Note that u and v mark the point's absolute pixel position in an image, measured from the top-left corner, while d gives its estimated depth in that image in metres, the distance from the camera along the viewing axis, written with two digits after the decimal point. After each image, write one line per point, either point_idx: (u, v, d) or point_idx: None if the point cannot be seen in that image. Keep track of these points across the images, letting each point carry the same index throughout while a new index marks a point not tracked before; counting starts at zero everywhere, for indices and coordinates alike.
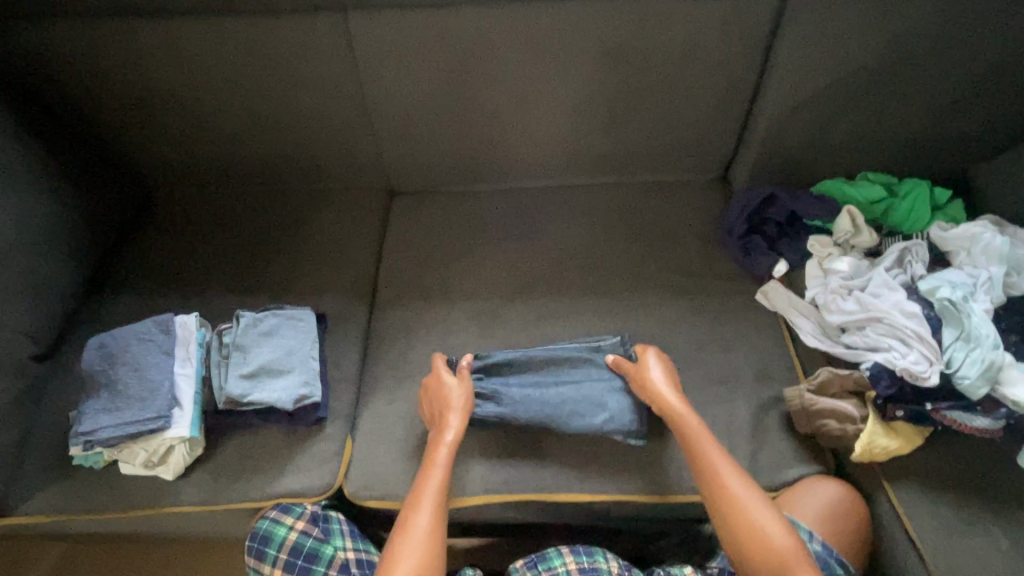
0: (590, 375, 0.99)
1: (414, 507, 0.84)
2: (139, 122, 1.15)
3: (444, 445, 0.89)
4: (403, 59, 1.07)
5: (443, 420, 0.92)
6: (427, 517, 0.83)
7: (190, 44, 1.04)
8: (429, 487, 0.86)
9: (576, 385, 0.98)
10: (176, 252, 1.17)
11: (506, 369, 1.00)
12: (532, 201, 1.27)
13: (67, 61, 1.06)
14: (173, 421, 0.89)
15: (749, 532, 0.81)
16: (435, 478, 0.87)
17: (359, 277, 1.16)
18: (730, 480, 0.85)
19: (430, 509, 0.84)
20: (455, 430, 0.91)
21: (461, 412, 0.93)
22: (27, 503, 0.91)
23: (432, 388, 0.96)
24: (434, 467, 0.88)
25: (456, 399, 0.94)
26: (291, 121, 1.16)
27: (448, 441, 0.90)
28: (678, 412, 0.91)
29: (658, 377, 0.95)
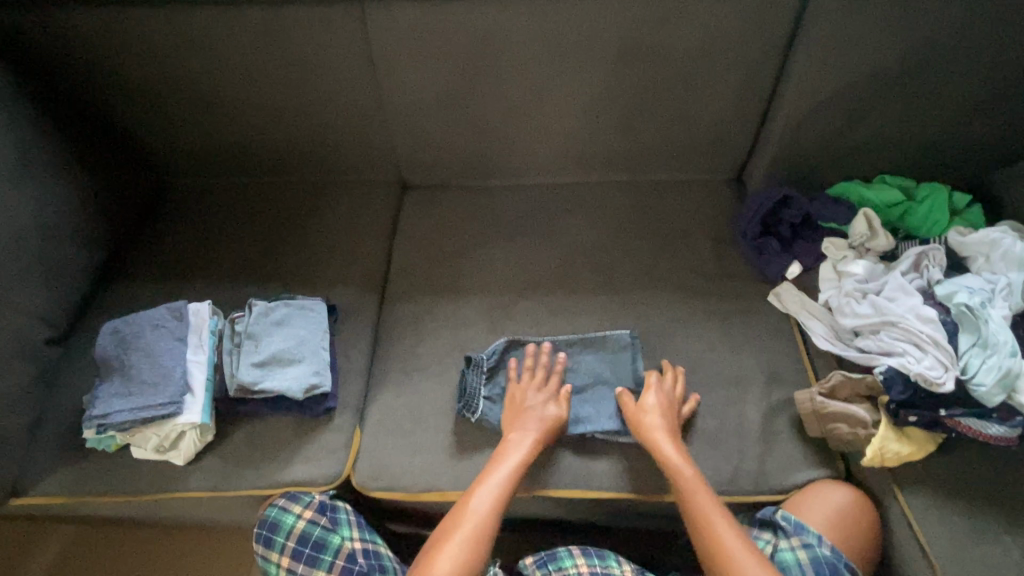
0: (591, 369, 1.03)
1: (473, 493, 0.86)
2: (155, 111, 1.16)
3: (513, 454, 0.90)
4: (419, 52, 1.07)
5: (522, 427, 0.92)
6: (484, 505, 0.85)
7: (209, 34, 1.04)
8: (487, 487, 0.87)
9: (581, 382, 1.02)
10: (190, 241, 1.18)
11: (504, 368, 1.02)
12: (543, 197, 1.26)
13: (89, 50, 1.07)
14: (184, 407, 0.90)
15: (725, 565, 0.81)
16: (494, 484, 0.87)
17: (370, 269, 1.16)
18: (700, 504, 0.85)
19: (487, 498, 0.85)
20: (530, 440, 0.91)
21: (542, 424, 0.93)
22: (41, 484, 0.92)
23: (520, 396, 0.96)
24: (497, 471, 0.88)
25: (545, 411, 0.94)
26: (306, 112, 1.16)
27: (518, 451, 0.90)
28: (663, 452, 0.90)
29: (645, 420, 0.93)
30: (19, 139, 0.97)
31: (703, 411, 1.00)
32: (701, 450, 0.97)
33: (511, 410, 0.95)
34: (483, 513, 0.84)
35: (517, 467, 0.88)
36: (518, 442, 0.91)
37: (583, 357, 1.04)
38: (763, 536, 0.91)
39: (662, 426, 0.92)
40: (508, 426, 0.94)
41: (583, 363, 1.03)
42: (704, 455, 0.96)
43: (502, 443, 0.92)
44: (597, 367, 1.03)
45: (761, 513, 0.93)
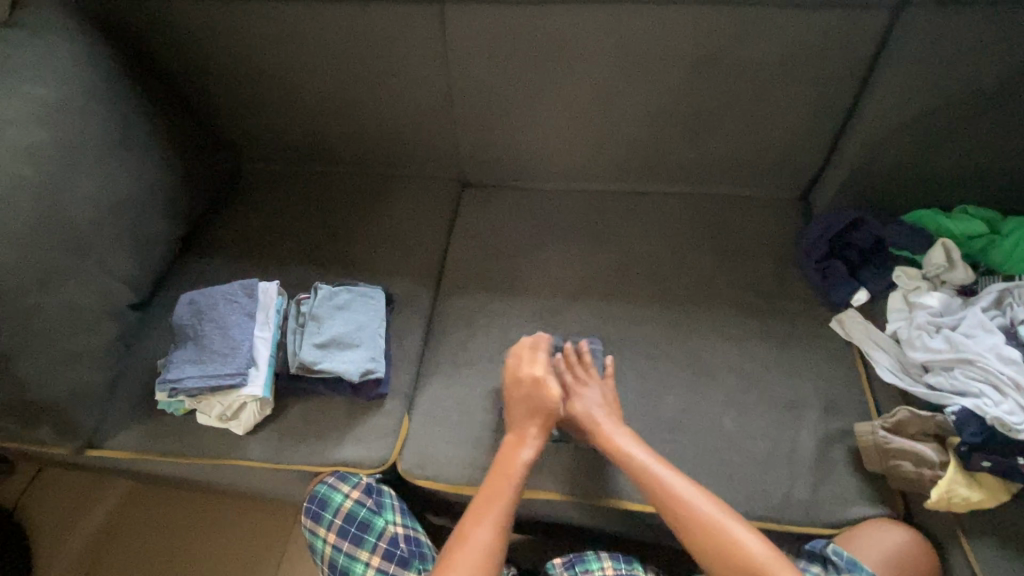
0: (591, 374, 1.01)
1: (476, 521, 0.84)
2: (239, 97, 1.22)
3: (518, 459, 0.90)
4: (493, 53, 1.09)
5: (522, 428, 0.93)
6: (488, 532, 0.83)
7: (294, 26, 1.09)
8: (494, 505, 0.86)
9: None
10: (261, 222, 1.24)
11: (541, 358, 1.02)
12: (600, 204, 1.26)
13: (186, 37, 1.13)
14: (248, 379, 0.94)
15: (704, 528, 0.82)
16: (502, 493, 0.87)
17: (427, 262, 1.19)
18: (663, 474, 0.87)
19: (492, 522, 0.84)
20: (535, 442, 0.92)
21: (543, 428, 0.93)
22: (115, 439, 0.98)
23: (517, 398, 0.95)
24: (505, 477, 0.88)
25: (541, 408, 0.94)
26: (378, 106, 1.20)
27: (525, 452, 0.91)
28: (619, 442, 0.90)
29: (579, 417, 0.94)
30: (122, 117, 1.04)
31: (755, 433, 0.98)
32: (752, 473, 0.94)
33: (509, 409, 0.95)
34: (490, 535, 0.83)
35: (518, 471, 0.89)
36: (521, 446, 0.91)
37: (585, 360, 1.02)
38: (811, 569, 0.87)
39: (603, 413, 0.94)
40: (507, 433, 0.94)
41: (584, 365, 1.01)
42: (754, 479, 0.94)
43: (499, 458, 0.91)
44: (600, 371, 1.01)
45: (809, 545, 0.90)
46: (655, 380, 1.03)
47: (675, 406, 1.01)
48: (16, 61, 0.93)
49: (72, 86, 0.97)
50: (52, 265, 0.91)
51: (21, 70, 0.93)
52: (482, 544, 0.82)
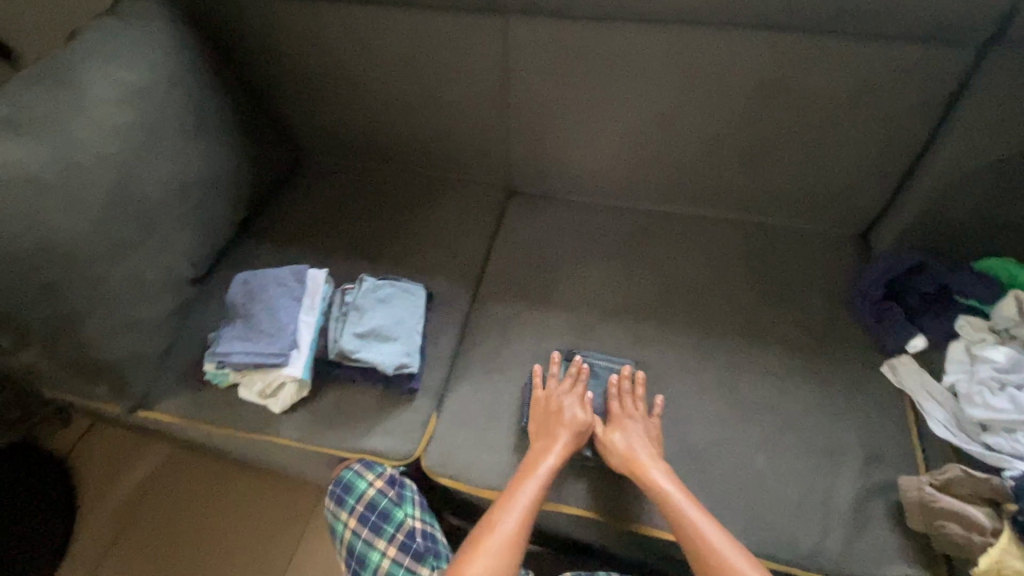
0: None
1: (502, 510, 0.85)
2: (308, 95, 1.29)
3: (544, 460, 0.90)
4: (554, 67, 1.10)
5: (552, 433, 0.93)
6: (512, 523, 0.84)
7: (368, 31, 1.14)
8: (519, 499, 0.86)
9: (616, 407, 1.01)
10: (315, 212, 1.29)
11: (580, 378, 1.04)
12: (646, 223, 1.25)
13: (266, 35, 1.20)
14: (290, 360, 0.98)
15: None
16: (529, 490, 0.87)
17: (469, 266, 1.21)
18: (696, 520, 0.83)
19: (516, 515, 0.85)
20: (563, 446, 0.92)
21: (574, 435, 0.93)
22: (162, 404, 1.04)
23: (551, 402, 0.97)
24: (531, 478, 0.89)
25: (571, 417, 0.95)
26: (438, 110, 1.24)
27: (552, 454, 0.91)
28: (653, 478, 0.88)
29: (618, 447, 0.92)
30: (203, 103, 1.11)
31: (790, 474, 0.94)
32: (782, 515, 0.90)
33: (536, 418, 0.97)
34: (513, 527, 0.84)
35: (546, 471, 0.89)
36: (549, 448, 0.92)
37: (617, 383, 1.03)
38: None
39: (643, 448, 0.91)
40: (536, 432, 0.95)
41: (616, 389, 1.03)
42: (784, 520, 0.90)
43: (529, 457, 0.92)
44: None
45: None
46: (687, 407, 1.01)
47: (707, 436, 0.98)
48: (114, 45, 1.01)
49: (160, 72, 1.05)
50: (125, 237, 0.96)
51: (117, 55, 1.00)
52: (505, 533, 0.83)
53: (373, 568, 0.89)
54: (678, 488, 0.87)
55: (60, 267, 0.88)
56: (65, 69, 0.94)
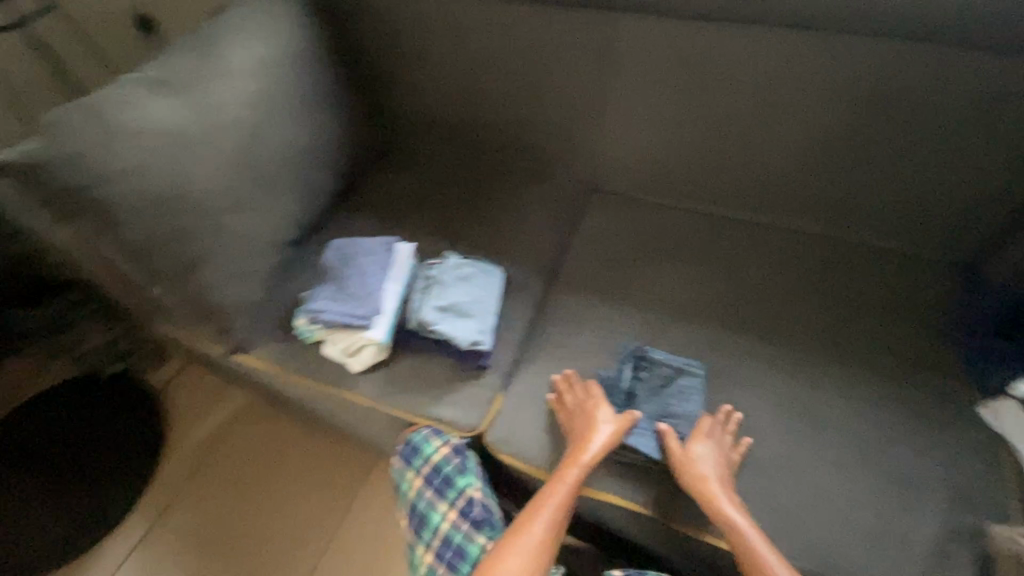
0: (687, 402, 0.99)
1: (531, 514, 0.87)
2: (409, 79, 1.34)
3: (574, 466, 0.90)
4: (656, 65, 1.11)
5: (582, 439, 0.92)
6: (540, 527, 0.85)
7: (476, 22, 1.19)
8: (547, 503, 0.87)
9: (678, 411, 0.99)
10: (404, 189, 1.36)
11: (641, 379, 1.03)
12: (730, 230, 1.22)
13: (378, 19, 1.26)
14: (373, 324, 1.04)
15: None
16: (557, 494, 0.88)
17: (547, 255, 1.24)
18: (744, 547, 0.82)
19: (546, 519, 0.86)
20: (592, 454, 0.91)
21: (605, 443, 0.92)
22: (257, 350, 1.13)
23: (584, 408, 0.97)
24: (560, 483, 0.89)
25: (603, 426, 0.93)
26: (532, 101, 1.27)
27: (581, 462, 0.90)
28: (720, 505, 0.86)
29: (698, 467, 0.89)
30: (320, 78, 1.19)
31: (865, 502, 0.90)
32: (853, 542, 0.87)
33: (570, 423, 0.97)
34: (542, 531, 0.85)
35: (576, 477, 0.89)
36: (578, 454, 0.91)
37: (677, 384, 1.01)
38: None
39: (719, 478, 0.89)
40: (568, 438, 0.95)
41: (676, 391, 1.00)
42: (854, 548, 0.87)
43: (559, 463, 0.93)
44: (694, 399, 1.00)
45: None
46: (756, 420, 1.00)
47: (778, 451, 0.95)
48: (251, 18, 1.10)
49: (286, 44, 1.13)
50: (245, 194, 1.05)
51: (253, 27, 1.09)
52: (533, 536, 0.84)
53: (434, 528, 0.93)
54: (736, 514, 0.85)
55: (189, 217, 0.98)
56: (210, 41, 1.04)
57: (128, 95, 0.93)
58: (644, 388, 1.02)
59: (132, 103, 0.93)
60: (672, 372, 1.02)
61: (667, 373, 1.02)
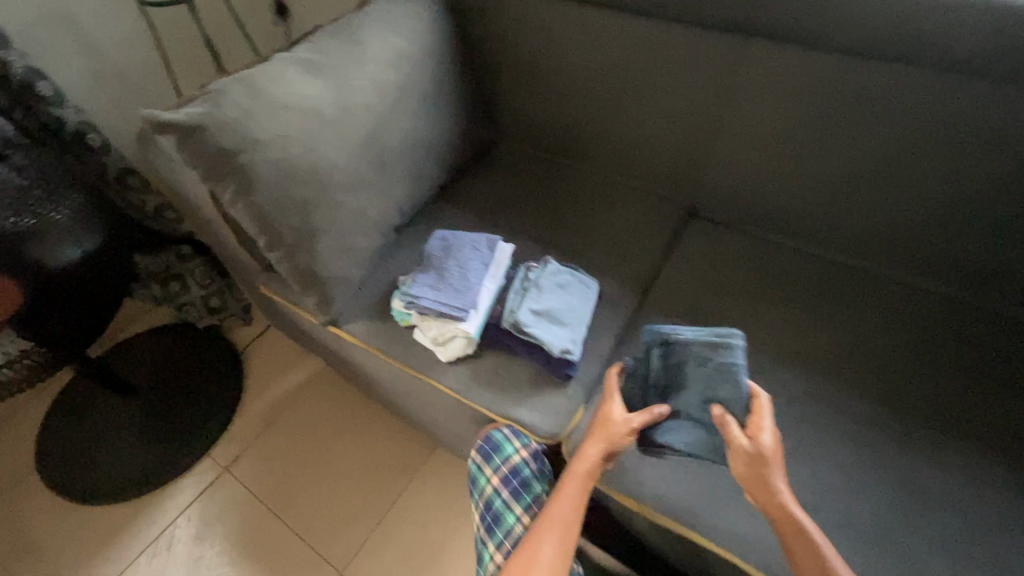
0: (727, 382, 0.88)
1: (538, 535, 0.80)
2: (523, 84, 1.36)
3: (574, 480, 0.87)
4: (786, 97, 1.09)
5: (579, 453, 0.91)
6: (550, 548, 0.78)
7: (602, 33, 1.19)
8: (553, 521, 0.82)
9: (722, 394, 0.88)
10: (503, 190, 1.37)
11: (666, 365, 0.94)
12: (835, 276, 1.19)
13: (505, 23, 1.28)
14: (467, 318, 1.06)
15: None
16: (560, 509, 0.83)
17: (641, 274, 1.22)
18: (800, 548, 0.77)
19: (553, 538, 0.79)
20: (588, 464, 0.88)
21: (600, 451, 0.90)
22: (349, 325, 1.16)
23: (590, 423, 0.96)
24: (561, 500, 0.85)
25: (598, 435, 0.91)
26: (648, 118, 1.25)
27: (578, 475, 0.87)
28: (772, 496, 0.80)
29: (746, 459, 0.83)
30: (445, 74, 1.23)
31: None
32: None
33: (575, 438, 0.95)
34: (552, 552, 0.78)
35: (579, 490, 0.86)
36: (577, 467, 0.89)
37: (711, 364, 0.90)
38: None
39: (770, 467, 0.81)
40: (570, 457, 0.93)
41: (709, 372, 0.89)
42: None
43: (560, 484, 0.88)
44: (737, 380, 0.88)
45: None
46: (853, 479, 0.94)
47: (872, 514, 0.91)
48: (393, 13, 1.16)
49: (419, 40, 1.17)
50: (365, 176, 1.10)
51: (394, 23, 1.15)
52: (542, 558, 0.77)
53: (507, 529, 0.90)
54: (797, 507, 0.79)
55: (316, 191, 1.04)
56: (356, 31, 1.12)
57: (281, 73, 1.02)
58: (679, 371, 0.92)
59: (282, 81, 1.01)
60: (703, 349, 0.91)
61: (697, 353, 0.91)
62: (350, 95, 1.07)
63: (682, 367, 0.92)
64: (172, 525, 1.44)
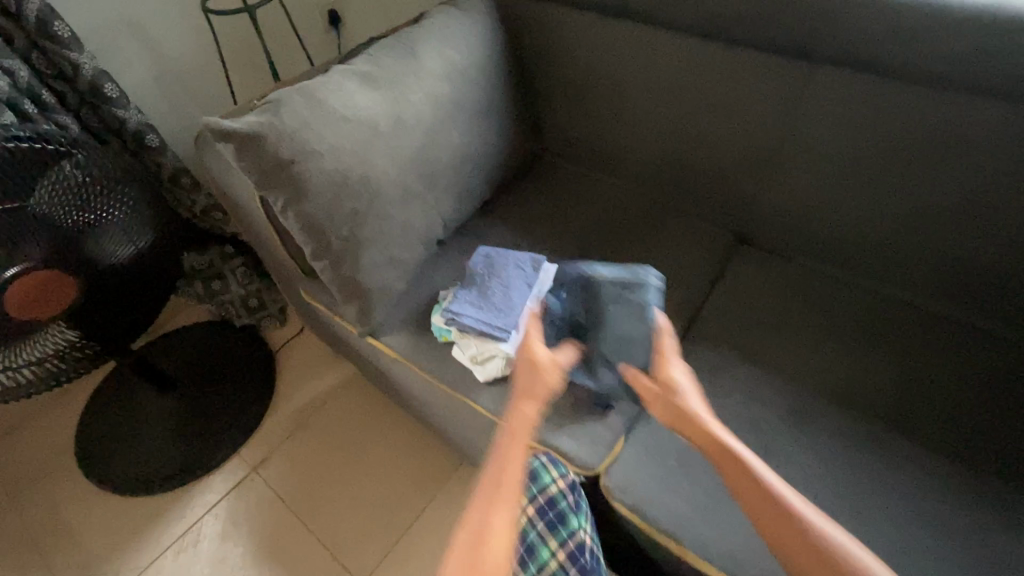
0: (641, 317, 0.94)
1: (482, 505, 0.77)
2: (573, 102, 1.34)
3: (512, 441, 0.84)
4: (852, 126, 1.04)
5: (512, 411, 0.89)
6: (497, 516, 0.75)
7: (661, 51, 1.17)
8: (495, 484, 0.79)
9: (620, 329, 0.94)
10: (547, 207, 1.35)
11: (581, 304, 1.00)
12: (897, 315, 1.12)
13: (560, 39, 1.27)
14: (508, 338, 1.04)
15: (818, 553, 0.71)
16: (502, 469, 0.80)
17: (687, 301, 1.18)
18: (750, 488, 0.78)
19: (497, 501, 0.77)
20: (523, 421, 0.87)
21: (535, 404, 0.89)
22: (387, 337, 1.16)
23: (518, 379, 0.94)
24: (502, 462, 0.82)
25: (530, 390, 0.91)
26: (703, 142, 1.21)
27: (515, 434, 0.85)
28: (713, 438, 0.83)
29: (677, 405, 0.88)
30: (497, 90, 1.22)
31: None
32: None
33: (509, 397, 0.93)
34: (499, 516, 0.75)
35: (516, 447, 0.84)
36: (513, 428, 0.86)
37: (622, 301, 0.95)
38: None
39: (692, 406, 0.87)
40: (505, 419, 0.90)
41: (630, 312, 0.94)
42: None
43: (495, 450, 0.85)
44: (644, 316, 0.94)
45: None
46: (914, 537, 0.88)
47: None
48: (450, 29, 1.16)
49: (474, 55, 1.17)
50: (414, 190, 1.10)
51: (450, 38, 1.15)
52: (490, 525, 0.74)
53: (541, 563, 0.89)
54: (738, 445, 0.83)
55: (365, 203, 1.04)
56: (414, 44, 1.12)
57: (339, 85, 1.03)
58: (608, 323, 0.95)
59: (342, 92, 1.02)
60: (619, 290, 0.96)
61: (614, 295, 0.96)
62: (404, 108, 1.07)
63: (596, 305, 0.97)
64: (200, 521, 1.45)
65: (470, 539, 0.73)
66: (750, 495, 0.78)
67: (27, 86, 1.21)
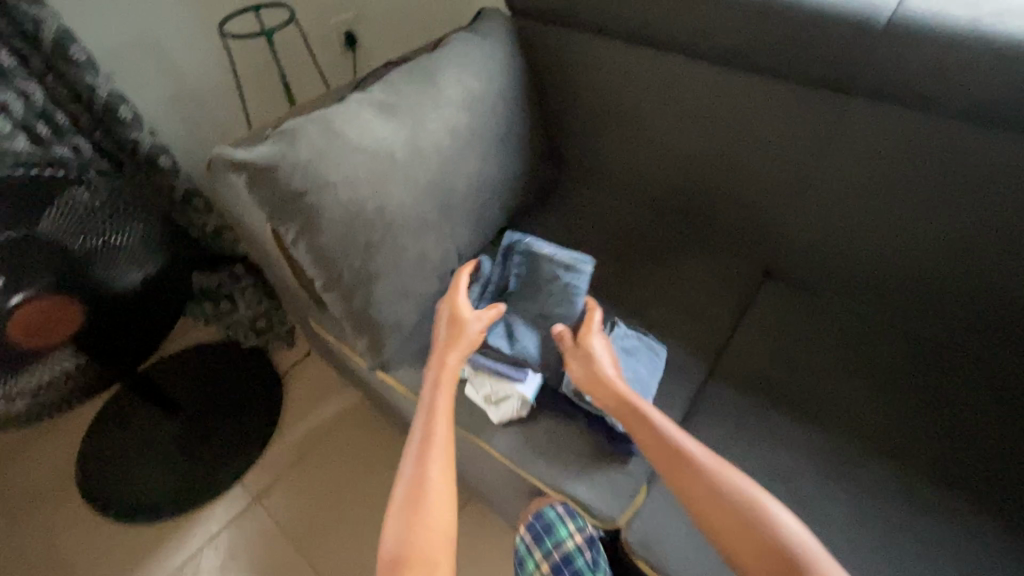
0: (566, 295, 1.03)
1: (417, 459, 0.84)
2: (593, 130, 1.30)
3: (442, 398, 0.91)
4: (888, 162, 1.01)
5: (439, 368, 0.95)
6: (434, 470, 0.82)
7: (688, 82, 1.13)
8: (431, 441, 0.86)
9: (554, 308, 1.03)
10: (564, 235, 1.30)
11: (520, 272, 1.08)
12: (933, 358, 1.07)
13: (582, 67, 1.24)
14: (524, 378, 1.00)
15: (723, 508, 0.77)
16: (433, 426, 0.88)
17: (711, 339, 1.13)
18: (667, 457, 0.84)
19: (435, 456, 0.84)
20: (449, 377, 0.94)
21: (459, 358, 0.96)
22: (397, 371, 1.11)
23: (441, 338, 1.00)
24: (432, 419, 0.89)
25: (456, 348, 0.97)
26: (729, 174, 1.17)
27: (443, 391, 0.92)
28: (630, 406, 0.90)
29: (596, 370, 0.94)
30: (517, 118, 1.19)
31: None
32: None
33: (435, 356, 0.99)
34: (436, 470, 0.82)
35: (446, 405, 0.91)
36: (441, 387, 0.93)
37: (560, 281, 1.03)
38: None
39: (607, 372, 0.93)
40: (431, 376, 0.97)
41: (558, 289, 1.03)
42: None
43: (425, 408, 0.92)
44: (574, 298, 1.03)
45: None
46: None
47: None
48: (469, 56, 1.13)
49: (494, 83, 1.14)
50: (430, 220, 1.06)
51: (470, 65, 1.12)
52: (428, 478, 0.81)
53: None
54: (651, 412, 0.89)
55: (379, 235, 1.00)
56: (433, 72, 1.09)
57: (355, 114, 1.00)
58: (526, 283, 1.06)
59: (358, 122, 0.99)
60: (557, 269, 1.04)
61: (552, 272, 1.04)
62: (422, 138, 1.04)
63: (535, 278, 1.05)
64: (200, 553, 1.41)
65: (408, 496, 0.79)
66: (666, 462, 0.84)
67: (40, 110, 1.22)
